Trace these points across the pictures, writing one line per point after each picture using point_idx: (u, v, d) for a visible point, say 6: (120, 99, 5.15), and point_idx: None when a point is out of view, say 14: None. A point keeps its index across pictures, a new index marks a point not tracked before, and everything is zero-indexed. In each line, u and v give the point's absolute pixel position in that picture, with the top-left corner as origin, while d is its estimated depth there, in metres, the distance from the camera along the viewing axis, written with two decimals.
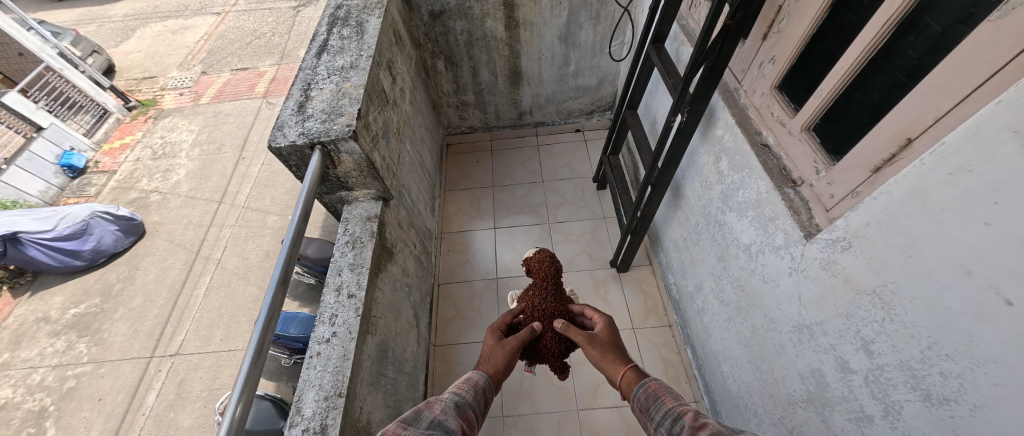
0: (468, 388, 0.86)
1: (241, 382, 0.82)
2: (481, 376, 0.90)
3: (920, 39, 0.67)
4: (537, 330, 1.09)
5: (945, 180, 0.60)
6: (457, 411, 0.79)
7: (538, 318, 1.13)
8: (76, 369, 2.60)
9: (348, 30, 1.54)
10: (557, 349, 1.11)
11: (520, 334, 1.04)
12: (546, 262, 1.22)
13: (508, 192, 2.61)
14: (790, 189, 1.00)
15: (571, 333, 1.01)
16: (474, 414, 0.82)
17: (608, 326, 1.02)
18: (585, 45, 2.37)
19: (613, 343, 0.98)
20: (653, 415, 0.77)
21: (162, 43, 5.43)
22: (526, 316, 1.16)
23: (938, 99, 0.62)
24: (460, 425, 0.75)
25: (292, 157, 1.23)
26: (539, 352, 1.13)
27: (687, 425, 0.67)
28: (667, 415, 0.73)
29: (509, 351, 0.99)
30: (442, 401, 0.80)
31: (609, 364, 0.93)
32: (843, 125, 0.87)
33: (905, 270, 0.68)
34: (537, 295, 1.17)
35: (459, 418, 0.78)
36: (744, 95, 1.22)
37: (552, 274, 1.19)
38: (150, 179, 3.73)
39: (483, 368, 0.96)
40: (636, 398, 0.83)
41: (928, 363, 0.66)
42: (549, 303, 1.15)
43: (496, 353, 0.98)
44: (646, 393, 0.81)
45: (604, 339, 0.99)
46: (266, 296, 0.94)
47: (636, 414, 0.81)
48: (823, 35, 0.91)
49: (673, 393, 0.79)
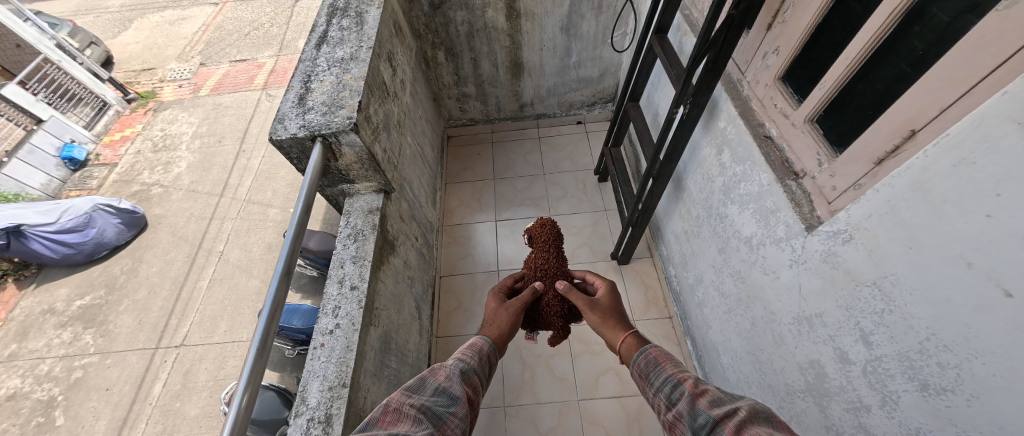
0: (472, 354, 0.86)
1: (246, 373, 0.83)
2: (484, 342, 0.91)
3: (927, 29, 0.66)
4: (537, 292, 1.10)
5: (949, 172, 0.59)
6: (462, 378, 0.80)
7: (540, 279, 1.14)
8: (83, 360, 2.64)
9: (348, 21, 1.52)
10: (560, 310, 1.09)
11: (521, 297, 1.05)
12: (548, 227, 1.23)
13: (509, 185, 2.61)
14: (792, 182, 1.00)
15: (572, 296, 1.04)
16: (479, 379, 0.84)
17: (610, 291, 1.04)
18: (587, 35, 2.34)
19: (613, 309, 1.00)
20: (652, 380, 0.78)
21: (161, 34, 5.38)
22: (527, 279, 1.17)
23: (943, 90, 0.61)
24: (465, 391, 0.77)
25: (294, 149, 1.22)
26: (541, 312, 1.11)
27: (686, 391, 0.68)
28: (667, 381, 0.74)
29: (511, 314, 1.01)
30: (447, 368, 0.81)
31: (609, 329, 0.96)
32: (847, 117, 0.86)
33: (906, 262, 0.68)
34: (539, 257, 1.18)
35: (464, 384, 0.79)
36: (747, 86, 1.21)
37: (553, 240, 1.21)
38: (151, 172, 3.73)
39: (486, 333, 0.98)
40: (636, 363, 0.84)
41: (926, 353, 0.66)
42: (550, 265, 1.15)
43: (498, 316, 1.00)
44: (646, 360, 0.82)
45: (604, 305, 1.01)
46: (269, 288, 0.94)
47: (636, 379, 0.83)
48: (828, 25, 0.90)
49: (673, 360, 0.80)
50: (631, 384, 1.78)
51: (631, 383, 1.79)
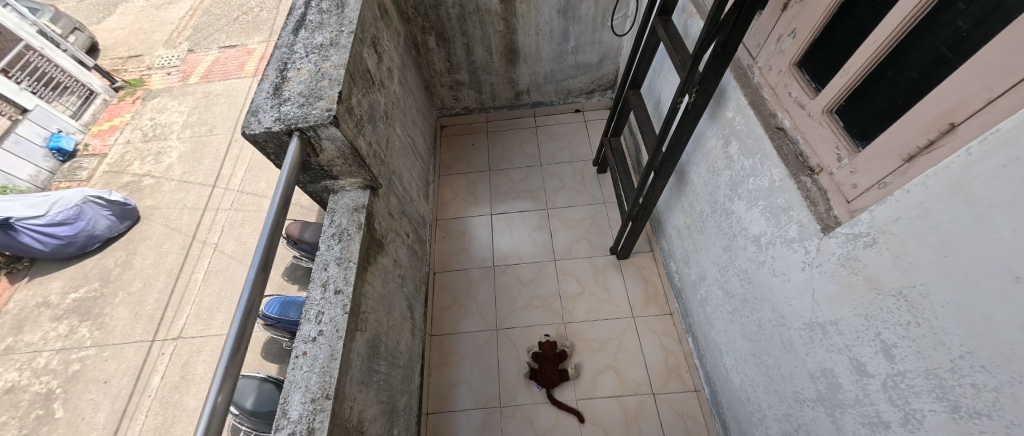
0: None
1: (220, 373, 0.74)
2: None
3: (972, 6, 0.58)
4: None
5: (996, 172, 0.51)
6: None
7: None
8: (80, 353, 2.57)
9: (328, 3, 1.41)
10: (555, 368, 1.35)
11: None
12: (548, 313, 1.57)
13: (505, 177, 2.52)
14: (807, 178, 0.92)
15: None
16: None
17: None
18: (585, 18, 2.22)
19: None
20: None
21: (146, 19, 5.17)
22: None
23: (993, 77, 0.53)
24: None
25: (269, 144, 1.14)
26: None
27: None
28: None
29: None
30: None
31: None
32: (872, 107, 0.78)
33: (940, 273, 0.62)
34: None
35: None
36: (758, 73, 1.13)
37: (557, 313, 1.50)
38: (142, 162, 3.60)
39: None
40: None
41: (959, 373, 0.60)
42: None
43: None
44: None
45: None
46: (245, 282, 0.84)
47: None
48: (852, 5, 0.81)
49: None
50: (630, 383, 1.74)
51: (630, 382, 1.75)
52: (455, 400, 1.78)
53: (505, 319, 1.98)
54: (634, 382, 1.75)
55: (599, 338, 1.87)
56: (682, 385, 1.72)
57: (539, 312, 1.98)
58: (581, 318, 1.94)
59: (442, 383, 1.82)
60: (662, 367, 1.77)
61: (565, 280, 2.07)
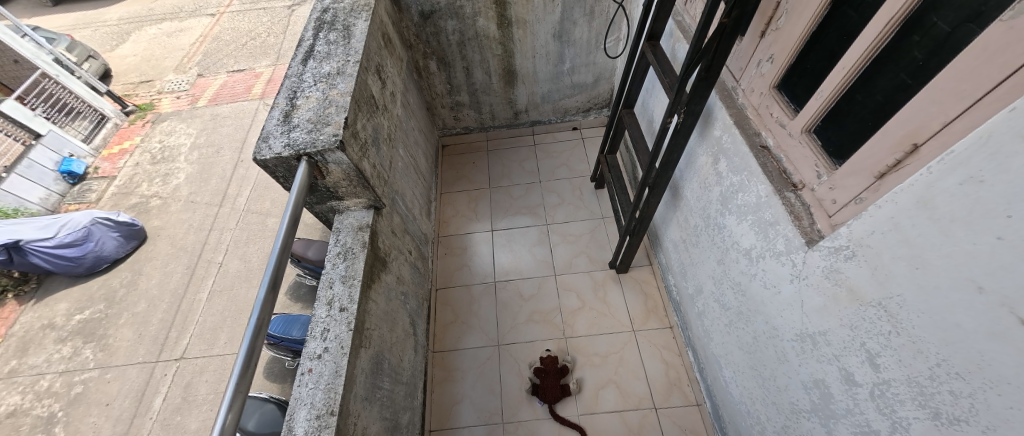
0: None
1: (231, 389, 0.77)
2: None
3: (926, 37, 0.63)
4: None
5: (953, 190, 0.55)
6: None
7: None
8: (83, 375, 2.59)
9: (335, 35, 1.50)
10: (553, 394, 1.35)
11: None
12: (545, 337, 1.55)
13: (505, 193, 2.58)
14: (791, 193, 0.97)
15: None
16: None
17: None
18: (580, 41, 2.33)
19: None
20: None
21: (158, 45, 5.36)
22: None
23: (945, 103, 0.57)
24: None
25: (279, 168, 1.19)
26: None
27: None
28: None
29: None
30: None
31: None
32: (845, 127, 0.83)
33: (911, 283, 0.65)
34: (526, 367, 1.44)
35: None
36: (742, 94, 1.19)
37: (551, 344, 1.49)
38: (150, 184, 3.69)
39: None
40: None
41: (937, 380, 0.63)
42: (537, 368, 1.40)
43: None
44: None
45: None
46: (255, 302, 0.88)
47: None
48: (824, 33, 0.87)
49: None
50: (632, 397, 1.74)
51: (632, 396, 1.75)
52: (457, 417, 1.79)
53: (507, 334, 2.00)
54: (636, 395, 1.75)
55: (600, 352, 1.89)
56: (683, 398, 1.72)
57: (540, 326, 2.00)
58: (581, 332, 1.96)
59: (444, 400, 1.83)
60: (664, 381, 1.77)
61: (565, 295, 2.09)
